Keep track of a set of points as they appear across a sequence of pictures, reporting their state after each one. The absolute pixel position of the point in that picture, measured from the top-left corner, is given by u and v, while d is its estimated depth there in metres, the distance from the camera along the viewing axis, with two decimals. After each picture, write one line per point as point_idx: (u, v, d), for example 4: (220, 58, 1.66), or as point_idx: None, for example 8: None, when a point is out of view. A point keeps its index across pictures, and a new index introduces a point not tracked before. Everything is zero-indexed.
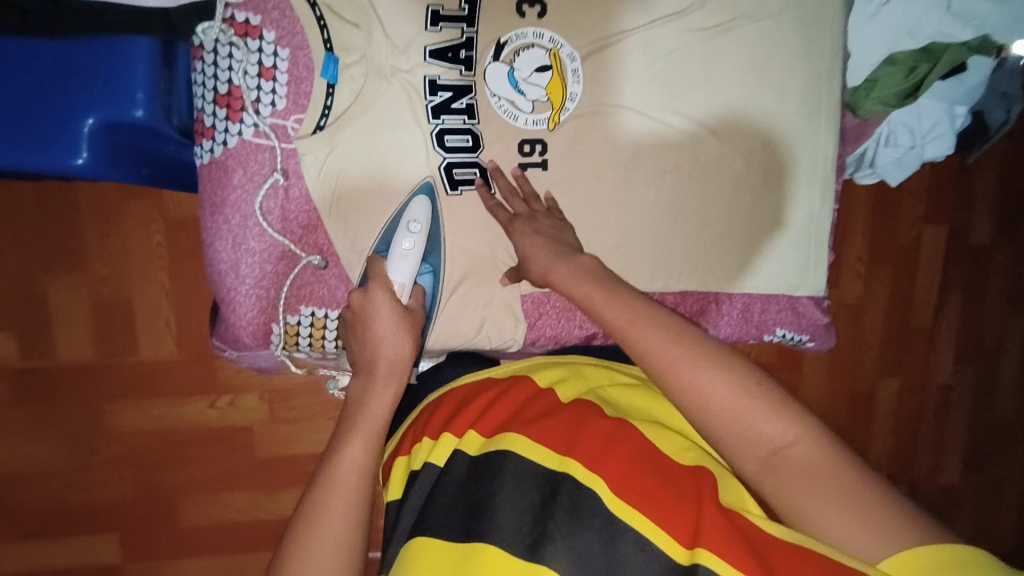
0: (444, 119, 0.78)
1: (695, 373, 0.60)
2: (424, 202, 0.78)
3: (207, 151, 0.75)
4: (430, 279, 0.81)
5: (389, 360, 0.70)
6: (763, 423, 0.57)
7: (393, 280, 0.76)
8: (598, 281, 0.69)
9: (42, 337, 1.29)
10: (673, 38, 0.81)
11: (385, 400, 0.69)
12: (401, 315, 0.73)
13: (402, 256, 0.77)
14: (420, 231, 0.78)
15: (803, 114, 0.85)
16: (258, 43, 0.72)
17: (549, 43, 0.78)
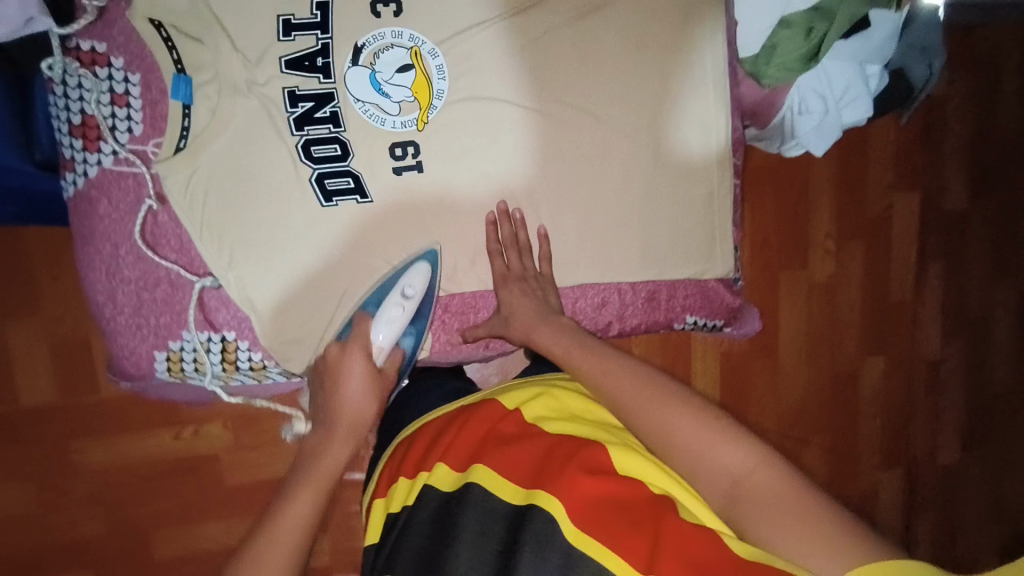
0: (308, 130, 0.76)
1: (649, 407, 0.61)
2: (424, 269, 0.79)
3: (71, 184, 0.74)
4: (411, 342, 0.83)
5: (351, 409, 0.77)
6: (722, 452, 0.56)
7: (376, 343, 0.80)
8: (574, 336, 0.74)
9: (2, 382, 1.30)
10: (541, 25, 0.78)
11: (344, 420, 0.77)
12: (370, 379, 0.79)
13: (389, 316, 0.79)
14: (413, 300, 0.79)
15: (690, 88, 0.82)
16: (107, 70, 0.72)
17: (409, 41, 0.76)
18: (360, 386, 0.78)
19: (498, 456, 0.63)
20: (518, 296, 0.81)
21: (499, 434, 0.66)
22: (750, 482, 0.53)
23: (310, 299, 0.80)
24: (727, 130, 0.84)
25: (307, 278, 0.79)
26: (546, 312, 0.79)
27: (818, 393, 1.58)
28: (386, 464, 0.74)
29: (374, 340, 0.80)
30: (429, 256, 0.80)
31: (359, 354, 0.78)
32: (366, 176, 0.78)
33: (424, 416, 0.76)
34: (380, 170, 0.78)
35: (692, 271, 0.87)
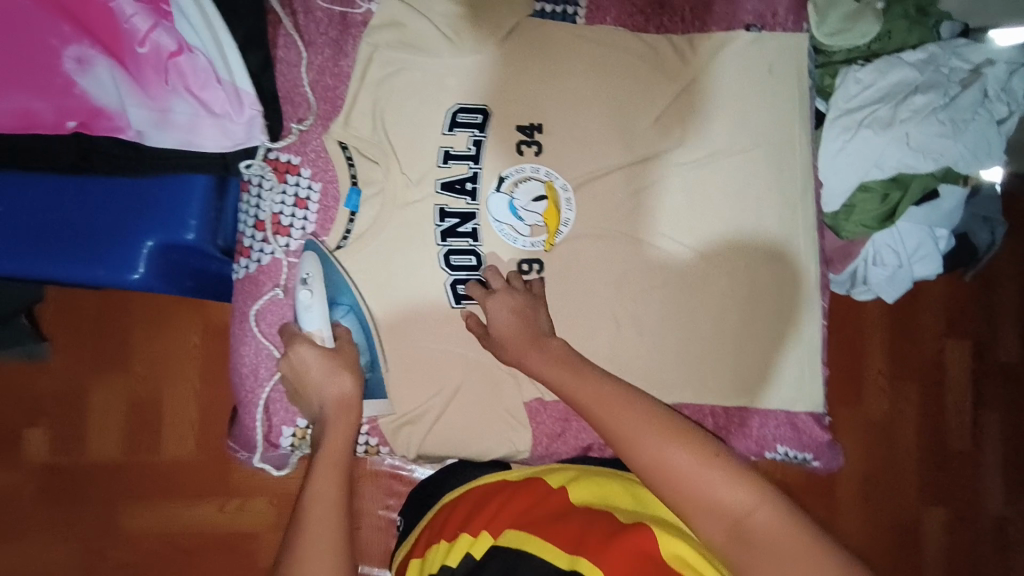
0: (450, 241, 0.87)
1: (648, 439, 0.65)
2: (315, 255, 0.83)
3: (243, 268, 0.85)
4: (353, 314, 0.84)
5: (339, 401, 0.77)
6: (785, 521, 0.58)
7: (310, 330, 0.81)
8: (582, 378, 0.73)
9: (78, 432, 1.36)
10: (656, 173, 0.91)
11: (338, 436, 0.75)
12: (326, 366, 0.78)
13: (309, 308, 0.81)
14: (314, 279, 0.82)
15: (783, 236, 0.92)
16: (296, 178, 0.85)
17: (544, 176, 0.89)
18: (321, 368, 0.78)
19: (541, 526, 0.67)
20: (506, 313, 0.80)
21: (540, 508, 0.70)
22: (747, 520, 0.58)
23: (429, 387, 0.86)
24: (817, 271, 0.93)
25: (429, 366, 0.86)
26: (579, 369, 0.74)
27: (875, 538, 1.51)
28: (426, 531, 0.77)
29: (308, 333, 0.81)
30: (311, 248, 0.84)
31: (305, 348, 0.79)
32: None
33: (468, 483, 0.81)
34: None
35: (780, 400, 0.91)
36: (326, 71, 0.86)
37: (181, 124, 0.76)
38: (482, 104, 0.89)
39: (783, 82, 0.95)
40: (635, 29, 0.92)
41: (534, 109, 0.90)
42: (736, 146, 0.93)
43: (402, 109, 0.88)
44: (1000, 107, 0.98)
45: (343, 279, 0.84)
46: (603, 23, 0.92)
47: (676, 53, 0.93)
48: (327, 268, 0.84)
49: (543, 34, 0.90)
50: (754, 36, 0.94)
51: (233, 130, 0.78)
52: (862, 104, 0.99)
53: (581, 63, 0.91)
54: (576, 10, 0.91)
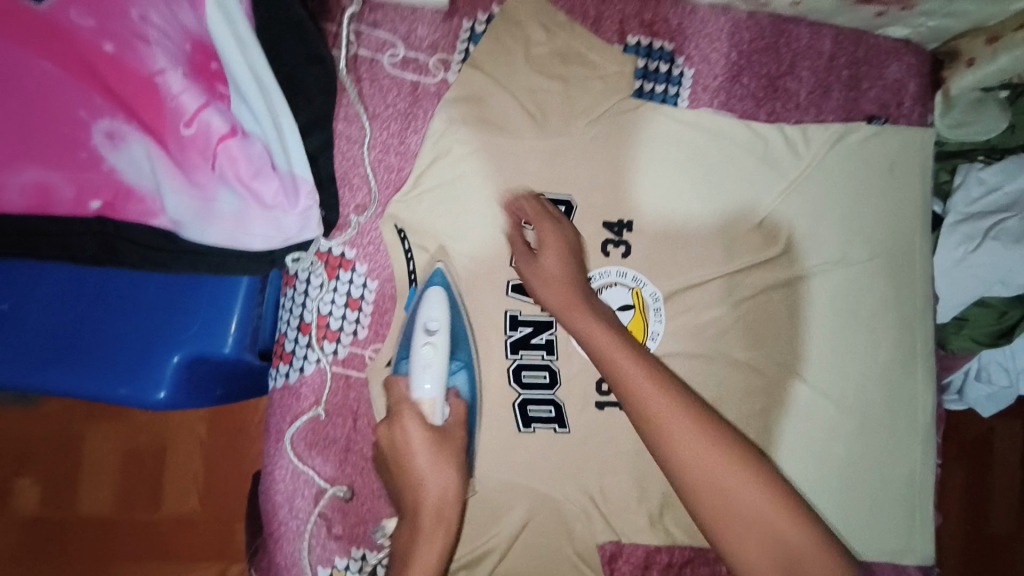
0: (523, 353, 0.76)
1: (707, 437, 0.60)
2: (439, 296, 0.71)
3: (281, 375, 0.73)
4: (464, 375, 0.73)
5: (434, 506, 0.64)
6: (713, 460, 0.59)
7: (419, 397, 0.68)
8: (617, 336, 0.65)
9: (64, 484, 1.07)
10: (757, 283, 0.80)
11: (429, 556, 0.62)
12: (433, 449, 0.66)
13: (425, 367, 0.68)
14: (439, 334, 0.69)
15: (898, 360, 0.81)
16: (350, 274, 0.73)
17: (632, 281, 0.78)
18: (422, 449, 0.66)
19: None
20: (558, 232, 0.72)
21: None
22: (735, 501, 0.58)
23: (489, 524, 0.75)
24: (932, 402, 0.82)
25: (490, 499, 0.75)
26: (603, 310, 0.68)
27: None
28: None
29: (416, 399, 0.68)
30: (437, 280, 0.72)
31: (410, 415, 0.67)
32: (568, 406, 0.76)
33: None
34: (584, 400, 0.77)
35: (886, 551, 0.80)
36: (391, 149, 0.75)
37: (226, 219, 0.64)
38: (567, 195, 0.77)
39: (903, 182, 0.84)
40: (745, 116, 0.82)
41: (624, 202, 0.79)
42: (848, 255, 0.82)
43: (476, 196, 0.75)
44: None
45: (462, 330, 0.73)
46: (708, 106, 0.81)
47: (788, 145, 0.81)
48: (452, 317, 0.73)
49: (641, 116, 0.79)
50: (878, 127, 0.83)
51: (286, 225, 0.65)
52: (984, 210, 0.88)
53: (682, 151, 0.79)
54: (681, 87, 0.81)
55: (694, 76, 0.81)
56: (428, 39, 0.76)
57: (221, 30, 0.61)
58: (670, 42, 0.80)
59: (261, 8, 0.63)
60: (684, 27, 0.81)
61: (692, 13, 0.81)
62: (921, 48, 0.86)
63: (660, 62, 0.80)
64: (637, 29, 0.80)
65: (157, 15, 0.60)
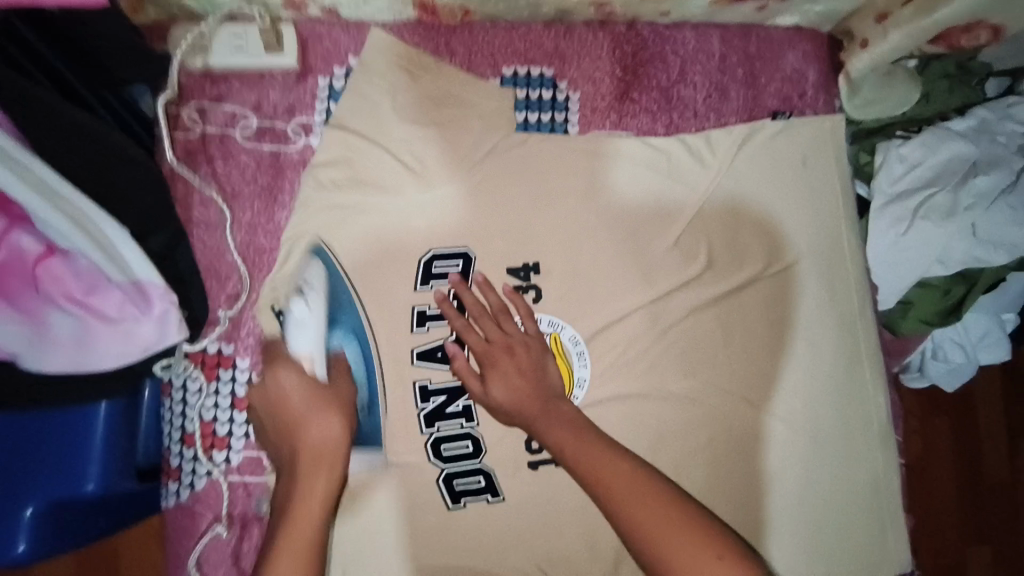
0: (439, 425, 0.69)
1: (664, 523, 0.53)
2: (317, 266, 0.67)
3: (172, 495, 0.66)
4: (354, 345, 0.67)
5: (314, 449, 0.60)
6: (676, 547, 0.52)
7: (299, 353, 0.65)
8: (544, 399, 0.64)
9: None
10: (683, 308, 0.74)
11: (314, 494, 0.56)
12: (316, 393, 0.63)
13: (302, 324, 0.65)
14: (317, 295, 0.66)
15: (842, 365, 0.77)
16: (232, 371, 0.67)
17: (547, 326, 0.72)
18: (303, 400, 0.62)
19: None
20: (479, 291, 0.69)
21: None
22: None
23: None
24: (886, 404, 0.77)
25: None
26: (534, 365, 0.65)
27: None
28: None
29: (297, 356, 0.65)
30: (318, 252, 0.67)
31: (285, 373, 0.64)
32: (498, 475, 0.69)
33: None
34: (515, 468, 0.70)
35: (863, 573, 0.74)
36: (258, 229, 0.68)
37: (67, 344, 0.56)
38: (462, 247, 0.71)
39: (819, 176, 0.79)
40: (642, 133, 0.77)
41: (526, 244, 0.72)
42: (774, 262, 0.77)
43: (361, 260, 0.68)
44: None
45: (347, 296, 0.67)
46: (601, 128, 0.76)
47: (692, 156, 0.76)
48: (333, 281, 0.67)
49: (529, 151, 0.73)
50: (784, 122, 0.79)
51: (139, 337, 0.58)
52: (912, 187, 0.83)
53: (582, 182, 0.74)
54: (568, 112, 0.75)
55: (580, 99, 0.76)
56: (282, 103, 0.70)
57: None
58: (549, 66, 0.75)
59: (34, 126, 0.49)
60: (562, 49, 0.75)
61: (568, 33, 0.75)
62: (817, 33, 0.81)
63: (542, 89, 0.75)
64: (511, 59, 0.74)
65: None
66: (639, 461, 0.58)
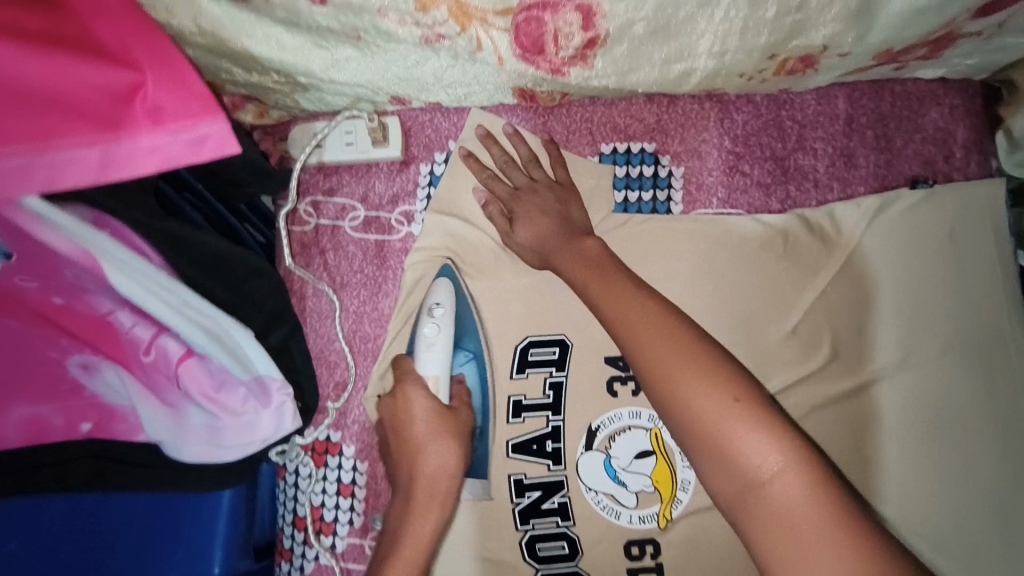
0: (534, 522, 0.66)
1: (696, 371, 0.50)
2: (445, 284, 0.67)
3: (284, 574, 0.69)
4: (472, 367, 0.67)
5: (429, 478, 0.61)
6: (738, 441, 0.47)
7: (425, 374, 0.64)
8: (602, 279, 0.58)
9: None
10: (804, 404, 0.67)
11: (424, 531, 0.59)
12: (437, 424, 0.62)
13: (430, 346, 0.64)
14: (443, 316, 0.65)
15: (1011, 479, 0.64)
16: (338, 459, 0.69)
17: (649, 421, 0.66)
18: (428, 426, 0.62)
19: None
20: (533, 224, 0.64)
21: None
22: (763, 492, 0.46)
23: None
24: None
25: None
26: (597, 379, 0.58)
27: None
28: None
29: (423, 377, 0.64)
30: (445, 273, 0.68)
31: (414, 394, 0.63)
32: None
33: None
34: (616, 574, 0.65)
35: None
36: (363, 318, 0.70)
37: (199, 434, 0.60)
38: (560, 334, 0.68)
39: (974, 251, 0.68)
40: (754, 210, 0.70)
41: None
42: (920, 354, 0.66)
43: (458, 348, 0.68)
44: None
45: (469, 318, 0.68)
46: (708, 205, 0.71)
47: (815, 236, 0.68)
48: (459, 301, 0.68)
49: (630, 233, 0.70)
50: (925, 192, 0.69)
51: (260, 427, 0.60)
52: None
53: (689, 265, 0.69)
54: (672, 189, 0.71)
55: (684, 173, 0.71)
56: (387, 193, 0.72)
57: (149, 293, 0.52)
58: (651, 141, 0.71)
59: (178, 257, 0.54)
60: (665, 122, 0.71)
61: (672, 104, 0.70)
62: (968, 83, 0.70)
63: (643, 166, 0.71)
64: (611, 136, 0.71)
65: (82, 274, 0.53)
66: (683, 322, 0.54)
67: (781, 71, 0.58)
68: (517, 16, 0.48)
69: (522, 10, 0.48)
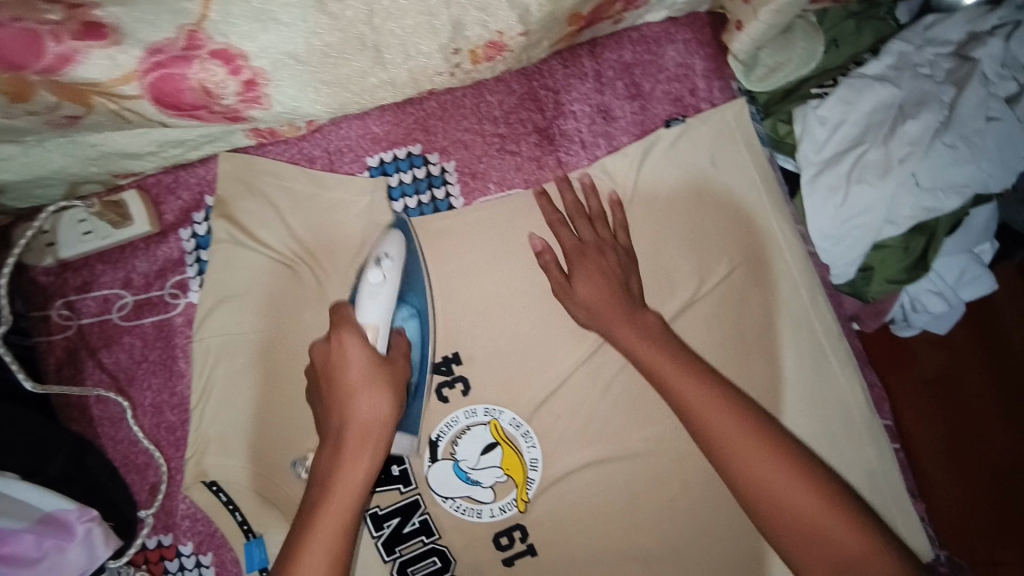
0: (400, 549, 0.66)
1: (727, 417, 0.58)
2: (398, 237, 0.64)
3: None
4: (414, 324, 0.64)
5: (361, 425, 0.55)
6: (668, 367, 0.61)
7: (365, 321, 0.59)
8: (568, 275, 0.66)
9: None
10: (624, 354, 0.70)
11: (358, 476, 0.54)
12: (373, 373, 0.56)
13: (374, 294, 0.60)
14: (394, 266, 0.62)
15: (806, 365, 0.71)
16: (177, 561, 0.65)
17: (485, 414, 0.68)
18: (360, 378, 0.56)
19: None
20: (592, 282, 0.65)
21: None
22: (700, 421, 0.58)
23: None
24: (865, 394, 0.71)
25: None
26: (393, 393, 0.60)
27: None
28: None
29: (362, 324, 0.59)
30: (397, 225, 0.65)
31: (351, 340, 0.58)
32: None
33: None
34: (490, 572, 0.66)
35: None
36: (164, 407, 0.66)
37: None
38: None
39: (734, 171, 0.73)
40: (532, 183, 0.71)
41: (440, 339, 0.69)
42: (705, 279, 0.72)
43: (277, 405, 0.66)
44: (1008, 85, 0.74)
45: (421, 276, 0.65)
46: (486, 192, 0.70)
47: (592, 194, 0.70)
48: (410, 253, 0.65)
49: (416, 242, 0.68)
50: (680, 128, 0.72)
51: (67, 565, 0.55)
52: (837, 151, 0.76)
53: (483, 257, 0.69)
54: (448, 185, 0.70)
55: (457, 166, 0.70)
56: (151, 270, 0.66)
57: None
58: (416, 143, 0.69)
59: None
60: (424, 119, 0.69)
61: (423, 102, 0.69)
62: (695, 17, 0.74)
63: (414, 169, 0.70)
64: (374, 148, 0.69)
65: None
66: (675, 345, 0.63)
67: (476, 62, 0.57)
68: (143, 79, 0.48)
69: (146, 71, 0.48)
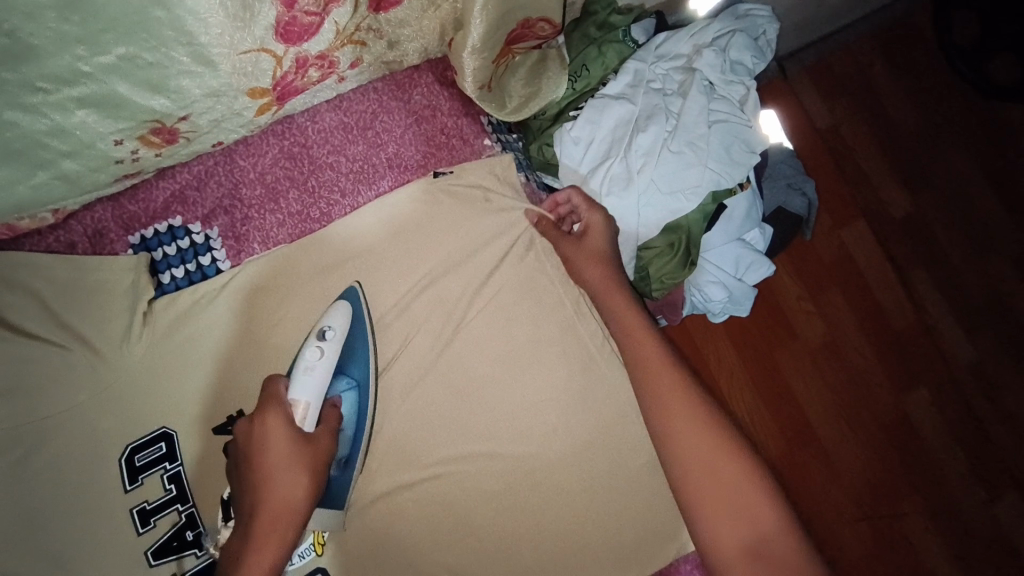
0: None
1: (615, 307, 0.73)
2: (345, 307, 0.69)
3: None
4: (352, 395, 0.68)
5: (273, 508, 0.55)
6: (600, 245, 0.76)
7: (296, 398, 0.61)
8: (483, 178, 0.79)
9: None
10: (409, 382, 0.74)
11: (262, 562, 0.53)
12: (294, 451, 0.58)
13: (308, 370, 0.63)
14: (334, 341, 0.66)
15: (575, 372, 0.77)
16: None
17: None
18: (280, 452, 0.57)
19: None
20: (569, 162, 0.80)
21: None
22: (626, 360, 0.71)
23: None
24: None
25: None
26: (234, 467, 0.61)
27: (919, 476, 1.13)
28: None
29: (292, 400, 0.61)
30: (350, 293, 0.70)
31: (274, 416, 0.60)
32: None
33: None
34: None
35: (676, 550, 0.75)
36: None
37: None
38: (158, 427, 0.69)
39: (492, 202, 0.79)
40: (295, 238, 0.75)
41: (225, 398, 0.71)
42: (477, 302, 0.77)
43: (54, 489, 0.66)
44: (735, 89, 0.85)
45: (361, 351, 0.69)
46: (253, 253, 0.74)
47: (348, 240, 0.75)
48: (356, 325, 0.70)
49: (185, 308, 0.72)
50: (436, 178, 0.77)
51: None
52: (592, 165, 0.83)
53: (259, 310, 0.73)
54: (213, 251, 0.74)
55: (220, 233, 0.74)
56: None
57: None
58: (175, 215, 0.73)
59: None
60: (180, 192, 0.73)
61: (173, 176, 0.73)
62: (437, 61, 0.78)
63: (178, 241, 0.73)
64: (134, 226, 0.72)
65: None
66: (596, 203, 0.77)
67: (160, 147, 0.61)
68: None
69: None
